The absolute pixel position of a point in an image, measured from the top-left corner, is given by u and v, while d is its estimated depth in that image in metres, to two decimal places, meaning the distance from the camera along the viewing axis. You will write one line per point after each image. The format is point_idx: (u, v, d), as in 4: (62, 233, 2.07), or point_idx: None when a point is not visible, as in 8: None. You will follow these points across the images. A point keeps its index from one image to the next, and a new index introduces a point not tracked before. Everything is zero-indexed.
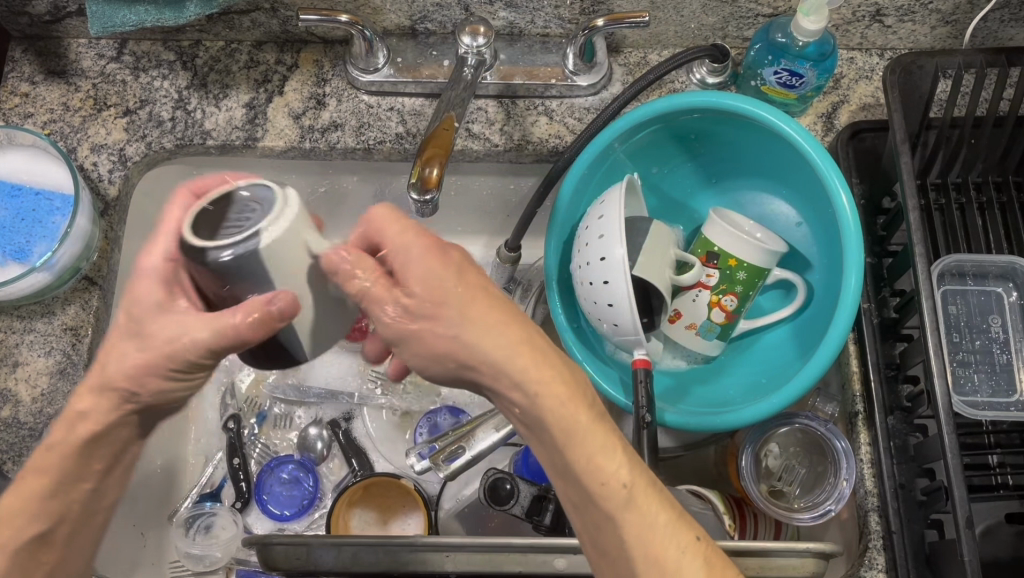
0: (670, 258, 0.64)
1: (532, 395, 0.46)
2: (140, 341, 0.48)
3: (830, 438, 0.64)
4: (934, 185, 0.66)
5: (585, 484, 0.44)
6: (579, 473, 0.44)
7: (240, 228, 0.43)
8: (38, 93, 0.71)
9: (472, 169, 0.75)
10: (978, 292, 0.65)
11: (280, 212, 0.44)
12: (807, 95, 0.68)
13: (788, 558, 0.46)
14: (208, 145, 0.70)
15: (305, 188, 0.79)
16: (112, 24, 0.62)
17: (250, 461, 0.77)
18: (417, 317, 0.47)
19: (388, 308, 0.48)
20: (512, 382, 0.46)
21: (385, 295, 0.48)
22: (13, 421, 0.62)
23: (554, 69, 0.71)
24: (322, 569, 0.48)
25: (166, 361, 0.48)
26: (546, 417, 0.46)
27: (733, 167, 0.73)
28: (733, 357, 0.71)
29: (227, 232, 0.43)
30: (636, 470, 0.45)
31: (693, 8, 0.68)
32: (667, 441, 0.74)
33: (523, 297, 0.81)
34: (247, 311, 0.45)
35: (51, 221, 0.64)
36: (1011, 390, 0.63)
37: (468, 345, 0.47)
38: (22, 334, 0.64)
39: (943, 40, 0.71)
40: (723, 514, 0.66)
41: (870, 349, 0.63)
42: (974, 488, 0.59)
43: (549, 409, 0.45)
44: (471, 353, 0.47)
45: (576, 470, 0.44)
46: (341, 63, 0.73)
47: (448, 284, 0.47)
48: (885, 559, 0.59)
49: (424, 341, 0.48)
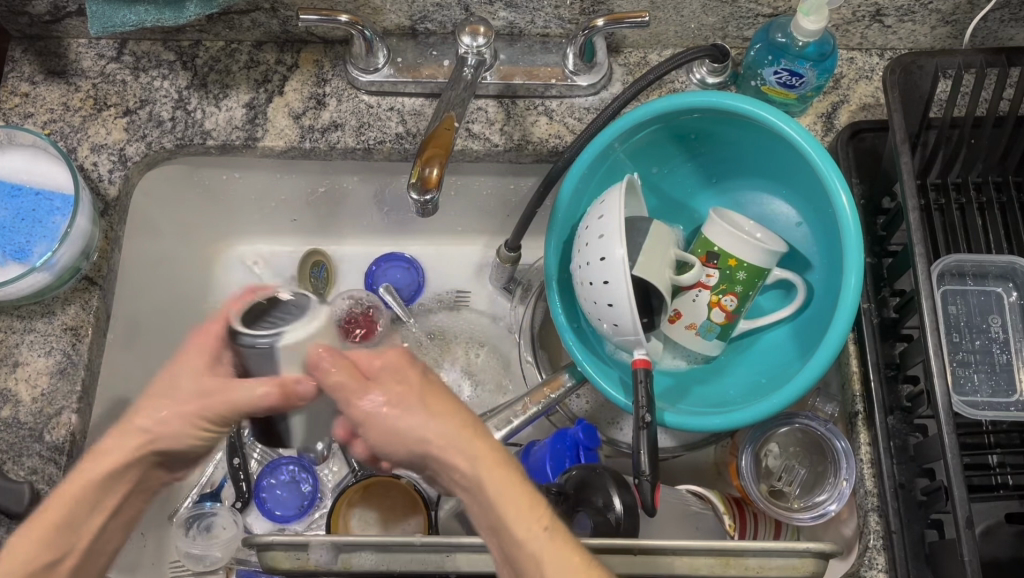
0: (670, 258, 0.64)
1: (471, 459, 0.47)
2: (174, 400, 0.51)
3: (830, 438, 0.65)
4: (934, 185, 0.66)
5: (511, 540, 0.44)
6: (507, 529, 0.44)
7: (274, 326, 0.49)
8: (38, 93, 0.71)
9: (472, 169, 0.75)
10: (978, 292, 0.65)
11: (312, 316, 0.50)
12: (807, 95, 0.68)
13: (786, 558, 0.46)
14: (208, 145, 0.70)
15: (305, 188, 0.79)
16: (112, 24, 0.62)
17: (250, 461, 0.77)
18: (396, 406, 0.49)
19: (368, 398, 0.50)
20: (454, 452, 0.47)
21: (355, 387, 0.50)
22: (13, 421, 0.62)
23: (554, 69, 0.71)
24: (322, 570, 0.47)
25: (199, 411, 0.51)
26: (479, 475, 0.46)
27: (733, 167, 0.73)
28: (733, 358, 0.71)
29: (264, 323, 0.49)
30: (562, 526, 0.45)
31: (693, 8, 0.68)
32: (668, 442, 0.72)
33: (522, 297, 0.82)
34: (267, 386, 0.50)
35: (51, 221, 0.64)
36: (1010, 390, 0.63)
37: (413, 425, 0.48)
38: (23, 334, 0.64)
39: (943, 41, 0.71)
40: (722, 515, 0.67)
41: (870, 349, 0.63)
42: (974, 488, 0.59)
43: (485, 471, 0.46)
44: (424, 430, 0.48)
45: (506, 526, 0.44)
46: (341, 63, 0.73)
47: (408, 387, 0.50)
48: (885, 558, 0.59)
49: (391, 428, 0.49)
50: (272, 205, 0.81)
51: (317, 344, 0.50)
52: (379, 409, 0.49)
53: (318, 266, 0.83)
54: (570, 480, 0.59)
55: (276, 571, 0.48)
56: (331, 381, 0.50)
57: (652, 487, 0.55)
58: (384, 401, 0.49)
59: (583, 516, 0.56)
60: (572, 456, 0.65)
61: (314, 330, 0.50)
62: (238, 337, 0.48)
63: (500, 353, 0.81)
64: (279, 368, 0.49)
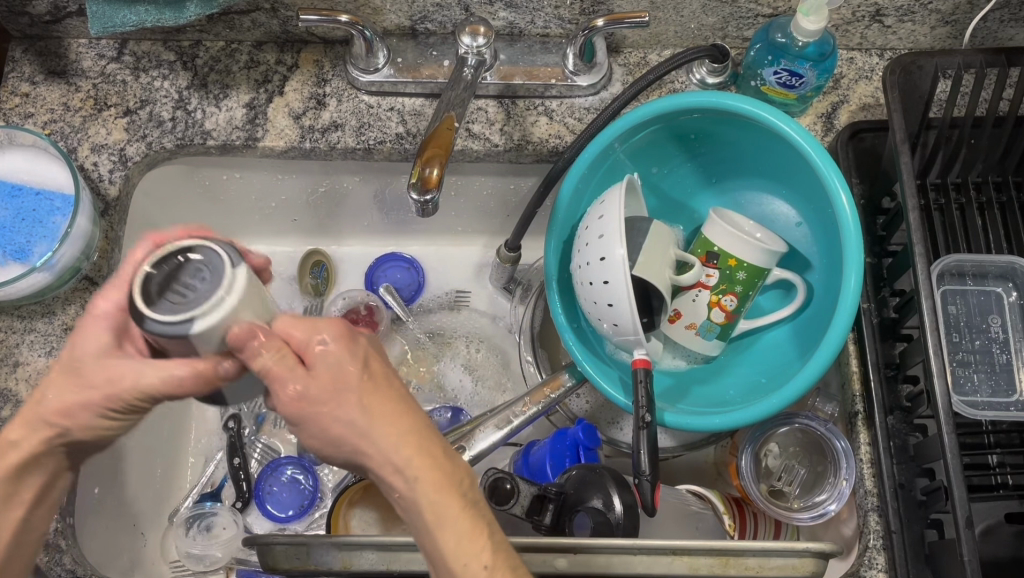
0: (670, 258, 0.64)
1: (413, 477, 0.45)
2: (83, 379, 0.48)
3: (830, 438, 0.65)
4: (934, 185, 0.66)
5: (449, 564, 0.43)
6: (443, 551, 0.44)
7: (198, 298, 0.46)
8: (38, 93, 0.71)
9: (472, 169, 0.75)
10: (978, 292, 0.65)
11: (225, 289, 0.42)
12: (807, 95, 0.68)
13: (785, 558, 0.46)
14: (208, 145, 0.70)
15: (305, 189, 0.79)
16: (112, 24, 0.62)
17: (249, 461, 0.77)
18: (316, 399, 0.45)
19: (293, 388, 0.45)
20: (391, 467, 0.46)
21: (286, 373, 0.45)
22: (13, 421, 0.62)
23: (554, 69, 0.71)
24: (322, 570, 0.47)
25: (106, 401, 0.48)
26: (420, 495, 0.45)
27: (734, 167, 0.73)
28: (733, 357, 0.71)
29: (170, 298, 0.41)
30: (500, 554, 0.45)
31: (693, 8, 0.68)
32: (667, 441, 0.72)
33: (522, 297, 0.82)
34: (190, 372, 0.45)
35: (51, 221, 0.64)
36: (1010, 390, 0.63)
37: (353, 432, 0.46)
38: (23, 334, 0.64)
39: (944, 41, 0.72)
40: (722, 515, 0.67)
41: (870, 349, 0.63)
42: (974, 488, 0.59)
43: (428, 491, 0.45)
44: (362, 438, 0.46)
45: (441, 551, 0.44)
46: (341, 63, 0.73)
47: (350, 390, 0.46)
48: (885, 558, 0.59)
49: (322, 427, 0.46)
50: (272, 206, 0.81)
51: (242, 324, 0.43)
52: (303, 401, 0.45)
53: (318, 266, 0.84)
54: (570, 479, 0.59)
55: (275, 570, 0.48)
56: (258, 366, 0.44)
57: (652, 486, 0.55)
58: (311, 393, 0.45)
59: (583, 516, 0.56)
60: (572, 456, 0.65)
61: (235, 307, 0.42)
62: (143, 322, 0.41)
63: (500, 353, 0.81)
64: (200, 345, 0.46)
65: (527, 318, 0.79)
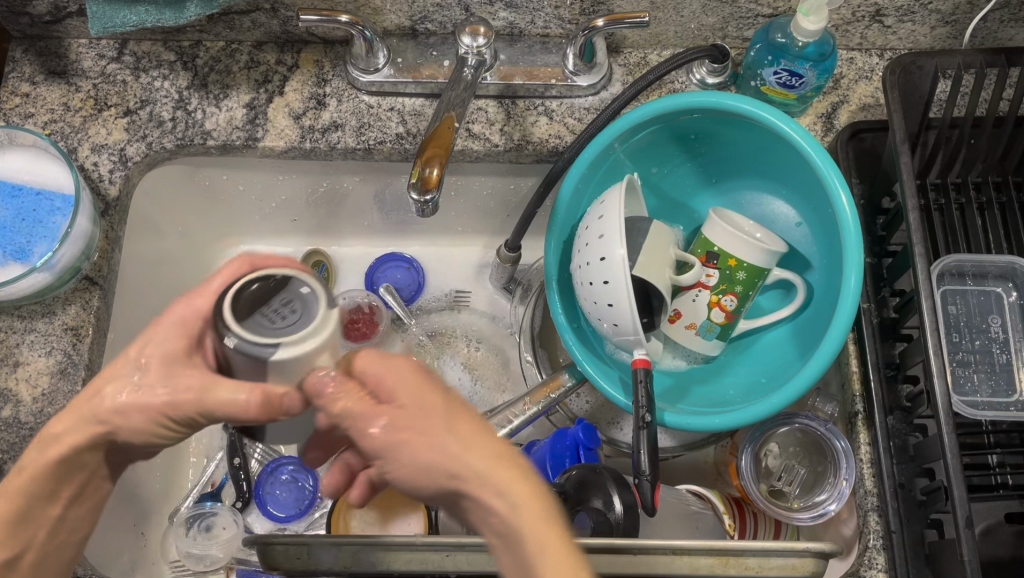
0: (670, 258, 0.64)
1: (504, 493, 0.44)
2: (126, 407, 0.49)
3: (830, 438, 0.65)
4: (934, 185, 0.66)
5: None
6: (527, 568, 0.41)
7: (273, 326, 0.43)
8: (38, 93, 0.71)
9: (472, 169, 0.75)
10: (977, 292, 0.65)
11: (316, 330, 0.43)
12: (807, 95, 0.68)
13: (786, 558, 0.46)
14: (208, 145, 0.70)
15: (305, 189, 0.79)
16: (112, 24, 0.62)
17: (250, 461, 0.77)
18: (400, 432, 0.46)
19: (375, 426, 0.46)
20: (479, 481, 0.44)
21: (367, 412, 0.47)
22: (13, 421, 0.62)
23: (554, 69, 0.71)
24: (322, 570, 0.47)
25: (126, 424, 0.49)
26: (516, 516, 0.43)
27: (734, 167, 0.73)
28: (734, 357, 0.71)
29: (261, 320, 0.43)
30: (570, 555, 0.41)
31: (693, 8, 0.68)
32: (668, 441, 0.72)
33: (522, 297, 0.82)
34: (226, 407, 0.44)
35: (51, 221, 0.64)
36: (1010, 390, 0.63)
37: (435, 451, 0.45)
38: (23, 334, 0.64)
39: (944, 41, 0.72)
40: (722, 514, 0.67)
41: (870, 349, 0.63)
42: (973, 488, 0.59)
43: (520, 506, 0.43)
44: (447, 459, 0.45)
45: (525, 556, 0.42)
46: (341, 63, 0.73)
47: (432, 414, 0.46)
48: (884, 558, 0.59)
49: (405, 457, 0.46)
50: (272, 206, 0.81)
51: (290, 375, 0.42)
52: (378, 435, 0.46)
53: (319, 266, 0.83)
54: (570, 479, 0.59)
55: (274, 570, 0.48)
56: (339, 409, 0.46)
57: (652, 486, 0.55)
58: (394, 427, 0.46)
59: (582, 516, 0.56)
60: (572, 456, 0.65)
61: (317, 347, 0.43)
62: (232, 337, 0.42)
63: (500, 353, 0.81)
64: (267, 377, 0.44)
65: (527, 318, 0.79)
